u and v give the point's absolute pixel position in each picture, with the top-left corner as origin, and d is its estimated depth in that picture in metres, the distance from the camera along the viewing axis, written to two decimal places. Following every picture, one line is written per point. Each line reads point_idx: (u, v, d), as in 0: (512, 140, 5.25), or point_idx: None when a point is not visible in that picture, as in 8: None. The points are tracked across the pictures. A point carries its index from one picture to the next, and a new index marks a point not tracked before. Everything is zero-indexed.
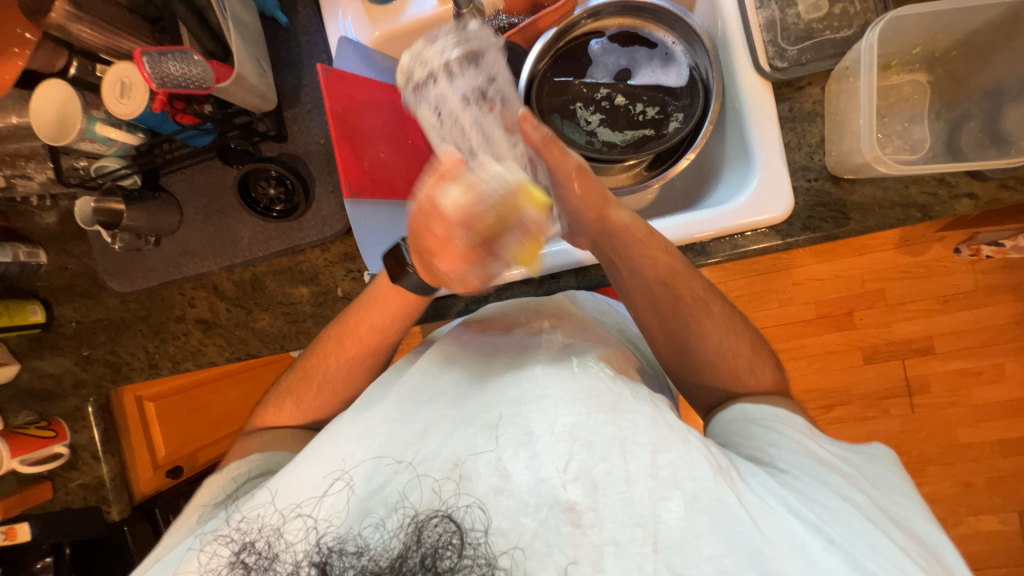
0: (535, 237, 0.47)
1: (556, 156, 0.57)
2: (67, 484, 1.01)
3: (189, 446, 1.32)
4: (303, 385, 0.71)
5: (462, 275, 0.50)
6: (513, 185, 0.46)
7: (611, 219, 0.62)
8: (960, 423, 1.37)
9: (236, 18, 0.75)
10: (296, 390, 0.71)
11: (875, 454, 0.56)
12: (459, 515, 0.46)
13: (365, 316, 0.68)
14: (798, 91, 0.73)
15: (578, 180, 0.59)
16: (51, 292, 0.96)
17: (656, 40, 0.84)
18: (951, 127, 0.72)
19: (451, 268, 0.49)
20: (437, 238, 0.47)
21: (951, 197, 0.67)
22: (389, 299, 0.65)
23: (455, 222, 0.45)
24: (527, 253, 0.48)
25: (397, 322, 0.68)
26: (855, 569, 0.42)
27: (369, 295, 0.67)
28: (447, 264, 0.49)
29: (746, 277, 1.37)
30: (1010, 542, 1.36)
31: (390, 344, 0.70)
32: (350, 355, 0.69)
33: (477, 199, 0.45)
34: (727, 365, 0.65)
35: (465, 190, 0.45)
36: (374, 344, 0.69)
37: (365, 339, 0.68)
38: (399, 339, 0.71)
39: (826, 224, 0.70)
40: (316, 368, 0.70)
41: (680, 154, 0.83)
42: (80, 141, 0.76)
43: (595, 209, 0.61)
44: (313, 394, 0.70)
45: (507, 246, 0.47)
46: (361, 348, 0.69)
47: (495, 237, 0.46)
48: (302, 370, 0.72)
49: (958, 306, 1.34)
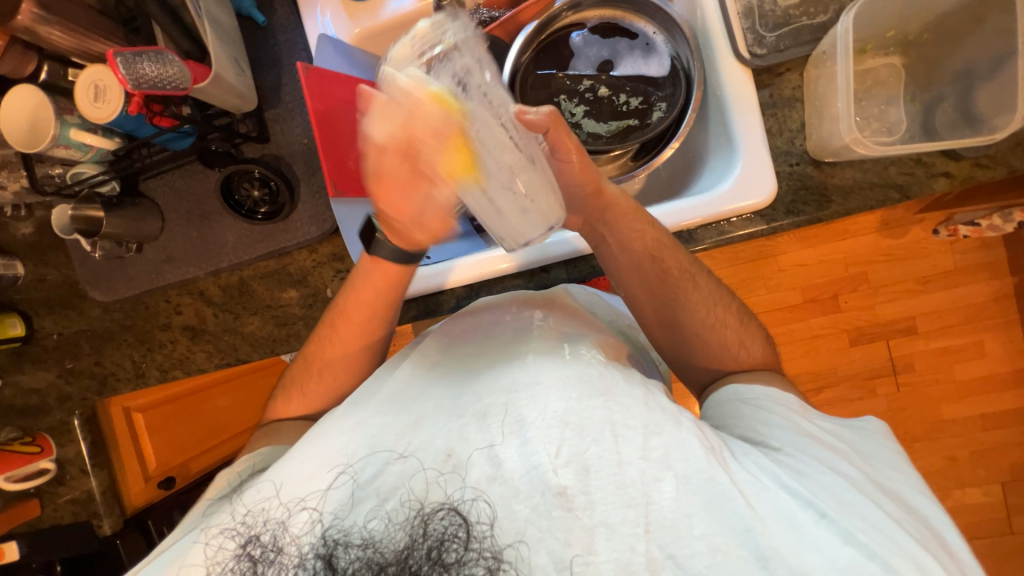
0: (459, 145, 0.47)
1: (559, 133, 0.59)
2: (55, 500, 0.99)
3: (179, 458, 1.29)
4: (298, 384, 0.70)
5: (413, 210, 0.55)
6: (419, 93, 0.47)
7: (604, 195, 0.66)
8: (944, 400, 1.40)
9: (212, 18, 0.73)
10: (293, 390, 0.70)
11: (868, 428, 0.57)
12: (465, 508, 0.47)
13: (354, 296, 0.68)
14: (777, 77, 0.74)
15: (578, 155, 0.62)
16: (30, 305, 0.93)
17: (637, 31, 0.85)
18: (925, 110, 0.75)
19: (393, 205, 0.55)
20: (379, 177, 0.52)
21: (928, 177, 0.69)
22: (386, 291, 0.65)
23: (387, 150, 0.50)
24: (458, 166, 0.48)
25: (387, 302, 0.69)
26: (846, 541, 0.44)
27: (370, 291, 0.67)
28: (390, 203, 0.55)
29: (734, 265, 1.39)
30: (994, 513, 1.40)
31: (381, 331, 0.71)
32: (342, 348, 0.69)
33: (392, 116, 0.48)
34: (718, 349, 0.66)
35: (383, 118, 0.48)
36: (364, 323, 0.69)
37: (357, 324, 0.69)
38: (389, 326, 0.71)
39: (809, 207, 0.71)
40: (313, 369, 0.70)
41: (664, 144, 0.84)
42: (53, 148, 0.74)
43: (591, 185, 0.64)
44: (308, 395, 0.70)
45: (436, 164, 0.49)
46: (352, 335, 0.69)
47: (422, 156, 0.49)
48: (295, 371, 0.72)
49: (938, 285, 1.37)
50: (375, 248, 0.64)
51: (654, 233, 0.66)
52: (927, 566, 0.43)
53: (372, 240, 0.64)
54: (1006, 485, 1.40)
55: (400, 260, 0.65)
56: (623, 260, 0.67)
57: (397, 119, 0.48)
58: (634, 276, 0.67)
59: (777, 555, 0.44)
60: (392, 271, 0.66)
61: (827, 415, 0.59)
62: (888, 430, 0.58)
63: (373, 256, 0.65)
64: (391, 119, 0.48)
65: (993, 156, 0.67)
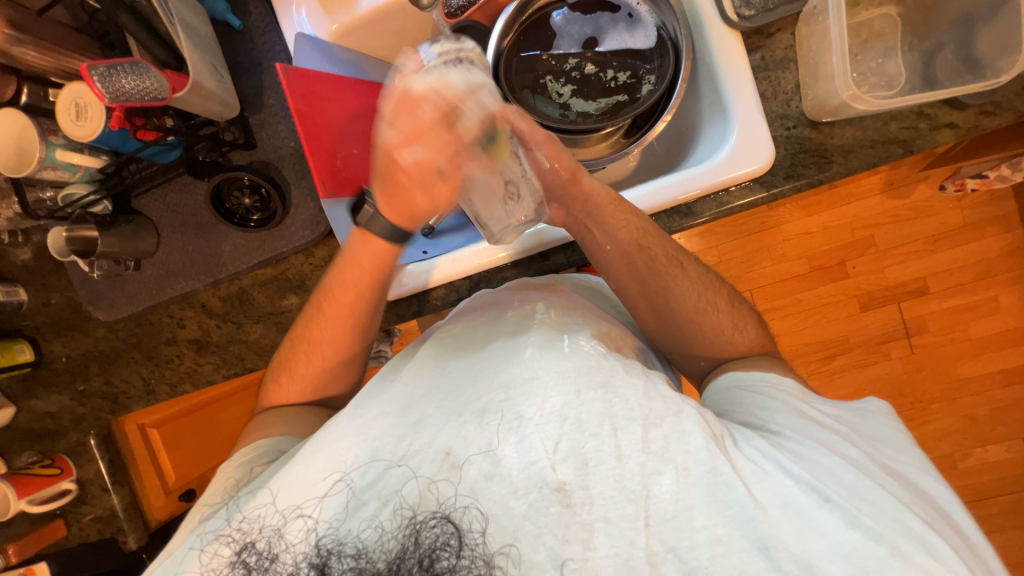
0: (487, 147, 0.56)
1: (528, 125, 0.64)
2: (80, 519, 1.01)
3: (198, 470, 1.33)
4: (288, 364, 0.70)
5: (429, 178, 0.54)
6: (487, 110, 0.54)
7: (582, 183, 0.67)
8: (961, 358, 1.38)
9: (185, 25, 0.72)
10: (282, 363, 0.71)
11: (870, 409, 0.56)
12: (458, 516, 0.46)
13: (339, 277, 0.67)
14: (768, 38, 0.72)
15: (548, 146, 0.66)
16: (37, 329, 0.94)
17: (620, 3, 0.82)
18: (924, 59, 0.72)
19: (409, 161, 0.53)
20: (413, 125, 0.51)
21: (930, 129, 0.67)
22: (360, 254, 0.66)
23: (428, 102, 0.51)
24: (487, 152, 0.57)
25: (376, 279, 0.68)
26: (849, 524, 0.43)
27: (344, 255, 0.67)
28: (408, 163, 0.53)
29: (736, 239, 1.37)
30: (1018, 468, 1.38)
31: (370, 317, 0.70)
32: (329, 333, 0.69)
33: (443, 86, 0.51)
34: (714, 320, 0.65)
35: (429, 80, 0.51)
36: (353, 306, 0.68)
37: (344, 307, 0.68)
38: (377, 307, 0.70)
39: (809, 170, 0.69)
40: (300, 341, 0.70)
41: (656, 117, 0.82)
42: (42, 170, 0.73)
43: (567, 171, 0.66)
44: (286, 381, 0.70)
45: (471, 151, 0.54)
46: (338, 318, 0.68)
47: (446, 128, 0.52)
48: (280, 363, 0.71)
49: (949, 243, 1.34)
50: (362, 219, 0.63)
51: (639, 223, 0.66)
52: (934, 545, 0.43)
53: (360, 210, 0.64)
54: None
55: (392, 237, 0.64)
56: (607, 245, 0.67)
57: (440, 86, 0.51)
58: (622, 254, 0.66)
59: (780, 545, 0.43)
60: (378, 247, 0.65)
61: (827, 400, 0.58)
62: (891, 409, 0.57)
63: (361, 230, 0.64)
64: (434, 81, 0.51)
65: (999, 103, 0.65)
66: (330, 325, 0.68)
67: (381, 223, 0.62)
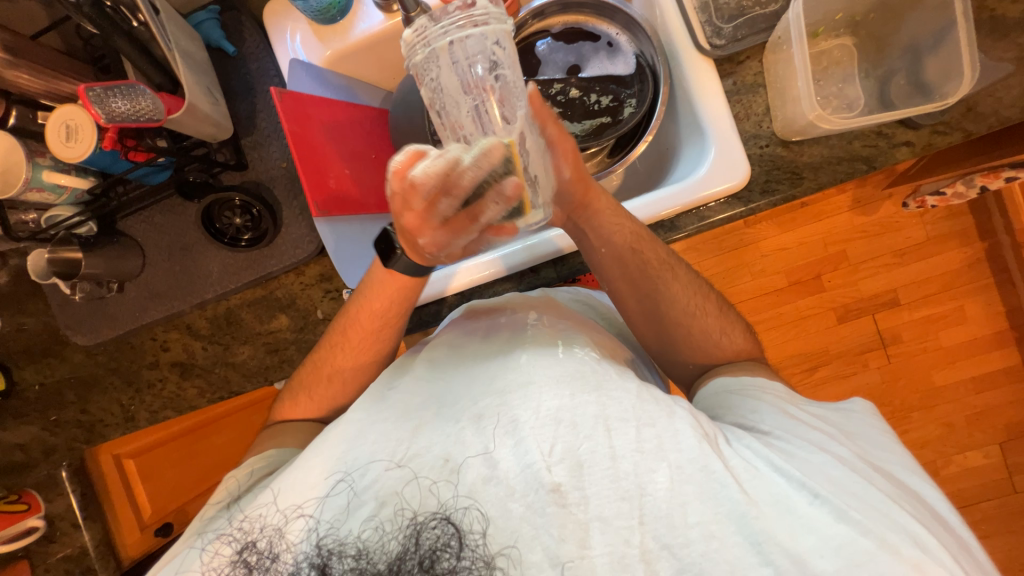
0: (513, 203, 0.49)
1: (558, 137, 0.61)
2: (46, 560, 0.99)
3: (180, 500, 1.25)
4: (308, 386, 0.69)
5: (445, 247, 0.54)
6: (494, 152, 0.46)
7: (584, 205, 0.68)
8: (935, 366, 1.43)
9: (182, 51, 0.74)
10: (303, 384, 0.69)
11: (855, 408, 0.59)
12: (458, 517, 0.46)
13: (365, 308, 0.67)
14: (738, 65, 0.77)
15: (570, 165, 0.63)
16: (8, 356, 0.90)
17: (600, 33, 0.87)
18: (880, 84, 0.79)
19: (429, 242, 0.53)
20: (412, 212, 0.50)
21: (890, 147, 0.72)
22: (387, 290, 0.65)
23: (433, 188, 0.48)
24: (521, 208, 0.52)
25: (400, 308, 0.67)
26: (840, 519, 0.44)
27: (369, 285, 0.66)
28: (425, 240, 0.53)
29: (717, 255, 1.42)
30: (995, 474, 1.42)
31: (390, 346, 0.70)
32: (348, 361, 0.68)
33: (447, 167, 0.46)
34: (703, 327, 0.67)
35: (435, 163, 0.46)
36: (376, 335, 0.68)
37: (365, 332, 0.67)
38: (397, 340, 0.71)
39: (783, 185, 0.74)
40: (324, 360, 0.69)
41: (638, 137, 0.88)
42: (26, 192, 0.72)
43: (579, 189, 0.66)
44: (304, 402, 0.68)
45: (486, 212, 0.50)
46: (361, 348, 0.68)
47: (472, 203, 0.49)
48: (299, 381, 0.70)
49: (913, 257, 1.41)
50: (388, 259, 0.62)
51: (634, 227, 0.68)
52: (919, 537, 0.44)
53: (389, 254, 0.62)
54: (1003, 445, 1.42)
55: (415, 273, 0.63)
56: (602, 257, 0.69)
57: (453, 164, 0.46)
58: (612, 267, 0.68)
59: (772, 540, 0.44)
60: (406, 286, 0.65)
61: (816, 403, 0.60)
62: (874, 408, 0.60)
63: (387, 267, 0.63)
64: (446, 168, 0.46)
65: (949, 122, 0.70)
66: (353, 342, 0.68)
67: (406, 262, 0.62)
